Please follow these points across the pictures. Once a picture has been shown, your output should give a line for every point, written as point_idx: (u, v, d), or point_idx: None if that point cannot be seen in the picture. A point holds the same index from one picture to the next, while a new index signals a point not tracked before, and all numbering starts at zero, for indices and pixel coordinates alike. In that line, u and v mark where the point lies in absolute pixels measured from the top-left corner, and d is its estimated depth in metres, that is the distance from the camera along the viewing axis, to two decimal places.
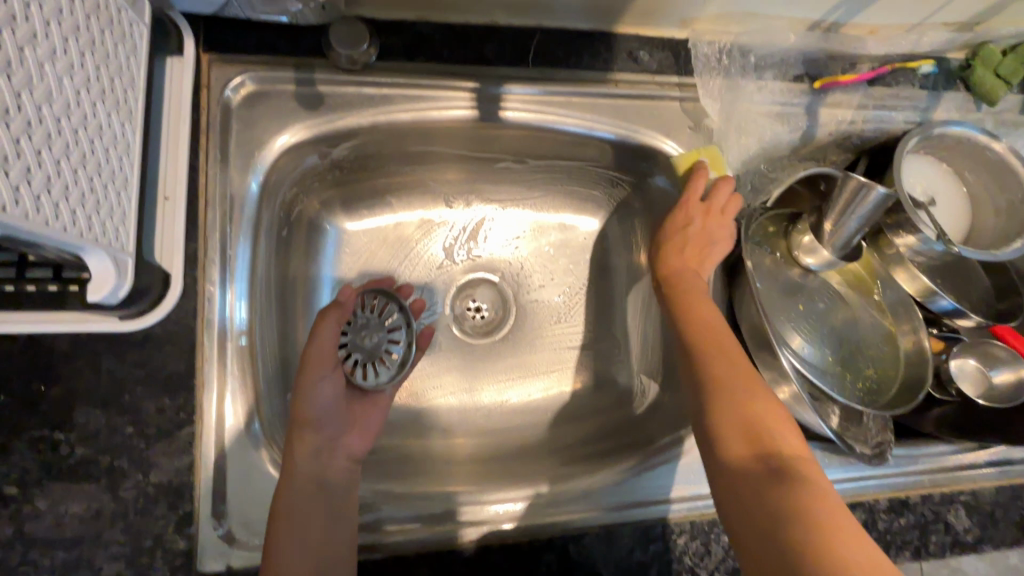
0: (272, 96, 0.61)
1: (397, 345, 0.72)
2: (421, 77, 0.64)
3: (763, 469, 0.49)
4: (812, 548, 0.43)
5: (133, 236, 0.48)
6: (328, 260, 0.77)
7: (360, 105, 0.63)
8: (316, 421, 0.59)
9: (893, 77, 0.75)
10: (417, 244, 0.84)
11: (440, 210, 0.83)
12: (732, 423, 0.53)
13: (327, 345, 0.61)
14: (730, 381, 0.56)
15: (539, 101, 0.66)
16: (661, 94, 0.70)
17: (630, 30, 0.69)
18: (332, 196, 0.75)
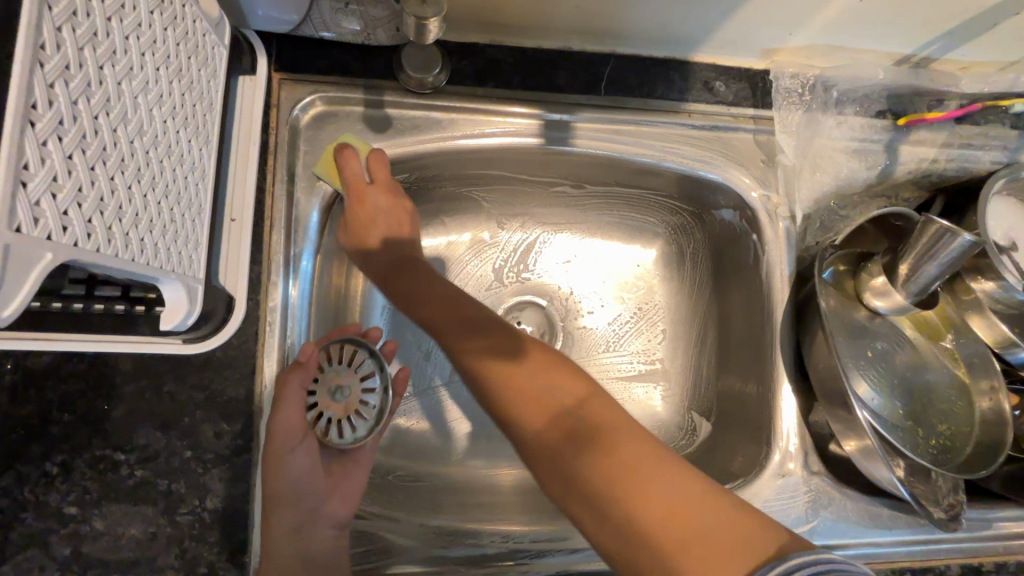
0: (341, 117, 0.60)
1: (373, 393, 0.61)
2: (490, 102, 0.62)
3: (566, 438, 0.49)
4: (623, 492, 0.45)
5: (203, 262, 0.47)
6: None
7: (428, 129, 0.61)
8: (292, 495, 0.55)
9: (983, 115, 0.71)
10: (468, 264, 0.81)
11: (493, 231, 0.81)
12: (512, 395, 0.52)
13: (292, 415, 0.53)
14: (519, 359, 0.54)
15: (607, 131, 0.64)
16: (735, 126, 0.67)
17: (706, 59, 0.66)
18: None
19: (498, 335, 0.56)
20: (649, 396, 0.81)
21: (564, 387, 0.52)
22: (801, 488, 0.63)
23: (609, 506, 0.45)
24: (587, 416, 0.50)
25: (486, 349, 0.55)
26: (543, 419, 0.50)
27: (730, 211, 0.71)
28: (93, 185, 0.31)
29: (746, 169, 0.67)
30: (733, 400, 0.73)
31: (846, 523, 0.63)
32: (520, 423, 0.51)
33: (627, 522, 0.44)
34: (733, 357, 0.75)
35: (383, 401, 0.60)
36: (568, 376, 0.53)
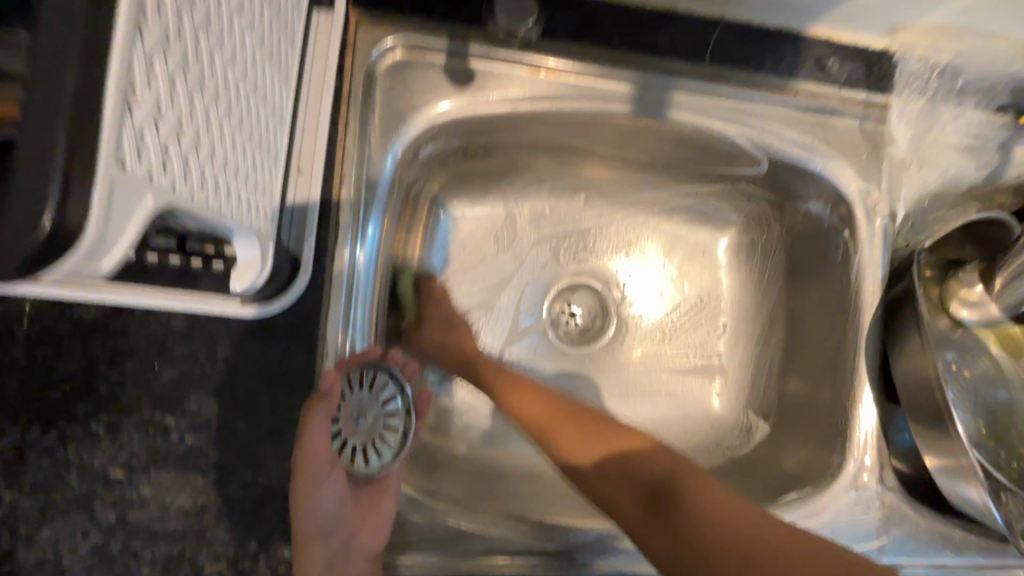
0: (420, 68, 0.54)
1: (396, 416, 0.58)
2: (580, 62, 0.56)
3: (645, 502, 0.51)
4: (722, 524, 0.47)
5: (276, 217, 0.43)
6: (433, 249, 0.72)
7: (512, 88, 0.56)
8: (318, 534, 0.51)
9: None
10: (523, 239, 0.77)
11: (553, 206, 0.76)
12: (573, 448, 0.56)
13: (319, 449, 0.48)
14: (526, 397, 0.62)
15: (706, 104, 0.58)
16: (843, 110, 0.61)
17: (820, 34, 0.60)
18: (446, 179, 0.69)
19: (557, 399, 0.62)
20: (703, 392, 0.77)
21: (617, 430, 0.57)
22: (873, 502, 0.60)
23: (690, 538, 0.47)
24: (626, 460, 0.54)
25: (562, 428, 0.58)
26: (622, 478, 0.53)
27: (819, 204, 0.66)
28: (191, 118, 0.26)
29: (850, 159, 0.61)
30: (797, 403, 0.70)
31: (917, 542, 0.61)
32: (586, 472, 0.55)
33: (714, 566, 0.45)
34: (803, 359, 0.71)
35: (409, 426, 0.59)
36: (630, 437, 0.56)
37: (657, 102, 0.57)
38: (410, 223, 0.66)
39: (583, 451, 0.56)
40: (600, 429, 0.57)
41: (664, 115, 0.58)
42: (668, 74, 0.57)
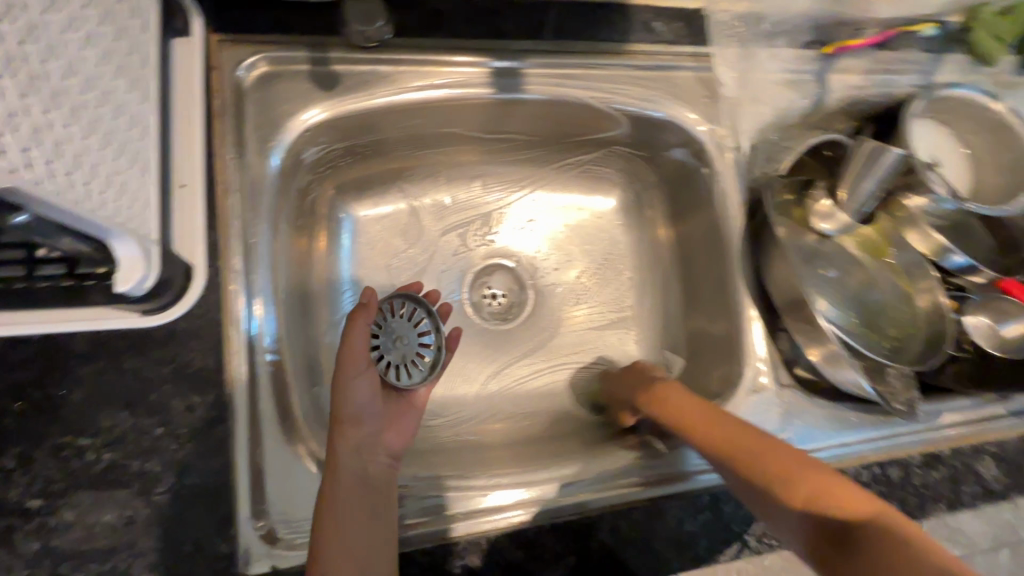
0: (287, 77, 0.58)
1: (428, 347, 0.66)
2: (436, 53, 0.62)
3: (824, 534, 0.47)
4: (895, 559, 0.41)
5: (156, 220, 0.46)
6: (345, 252, 0.75)
7: (377, 84, 0.61)
8: (355, 419, 0.57)
9: (897, 42, 0.77)
10: (431, 230, 0.80)
11: (454, 194, 0.81)
12: (773, 467, 0.53)
13: (359, 346, 0.56)
14: (720, 424, 0.58)
15: (557, 75, 0.65)
16: (677, 64, 0.69)
17: (644, 1, 0.68)
18: (343, 183, 0.73)
19: (748, 431, 0.57)
20: (623, 342, 0.83)
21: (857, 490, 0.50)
22: (774, 401, 0.67)
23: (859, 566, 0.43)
24: (842, 500, 0.48)
25: (793, 466, 0.52)
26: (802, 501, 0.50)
27: (681, 149, 0.74)
28: (26, 114, 0.30)
29: (691, 105, 0.70)
30: (701, 331, 0.76)
31: (816, 428, 0.67)
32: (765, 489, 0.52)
33: None
34: (700, 292, 0.77)
35: (439, 357, 0.66)
36: (847, 492, 0.49)
37: (512, 81, 0.64)
38: (305, 229, 0.69)
39: (791, 476, 0.52)
40: (840, 483, 0.50)
41: (523, 90, 0.65)
42: (517, 55, 0.64)
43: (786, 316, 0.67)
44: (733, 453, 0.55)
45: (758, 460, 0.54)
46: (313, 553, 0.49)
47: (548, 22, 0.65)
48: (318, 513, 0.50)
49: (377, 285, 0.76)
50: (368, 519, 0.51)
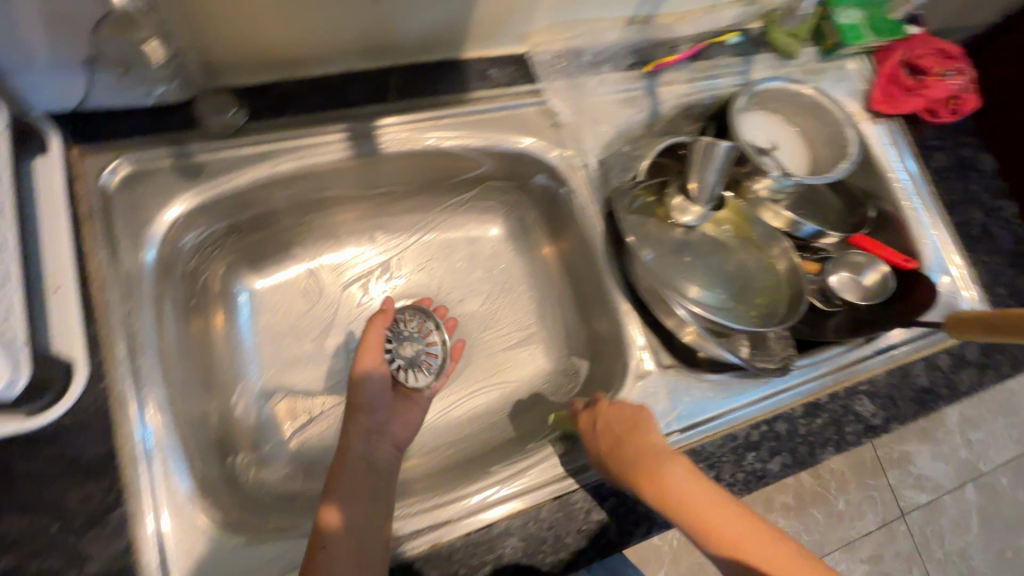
0: (151, 174, 0.63)
1: (435, 355, 0.80)
2: (288, 131, 0.68)
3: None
4: None
5: (21, 325, 0.48)
6: (246, 322, 0.78)
7: (239, 165, 0.66)
8: (365, 408, 0.68)
9: (710, 52, 0.88)
10: (331, 287, 0.85)
11: (347, 250, 0.86)
12: (702, 514, 0.52)
13: (375, 343, 0.70)
14: (649, 457, 0.58)
15: (407, 130, 0.72)
16: (516, 102, 0.78)
17: (475, 54, 0.77)
18: (234, 259, 0.77)
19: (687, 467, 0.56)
20: (530, 358, 0.88)
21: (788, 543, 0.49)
22: (660, 384, 0.73)
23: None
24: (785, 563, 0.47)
25: (719, 521, 0.51)
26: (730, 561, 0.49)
27: (542, 175, 0.82)
28: None
29: (537, 134, 0.78)
30: (594, 333, 0.82)
31: (703, 400, 0.73)
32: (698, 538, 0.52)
33: None
34: (586, 298, 0.83)
35: (442, 366, 0.80)
36: (788, 557, 0.48)
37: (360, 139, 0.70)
38: (197, 314, 0.72)
39: (734, 544, 0.50)
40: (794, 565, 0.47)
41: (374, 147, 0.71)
42: (362, 119, 0.71)
43: (656, 307, 0.74)
44: (683, 514, 0.53)
45: (699, 521, 0.52)
46: (318, 526, 0.56)
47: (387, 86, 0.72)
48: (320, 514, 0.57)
49: (283, 348, 0.80)
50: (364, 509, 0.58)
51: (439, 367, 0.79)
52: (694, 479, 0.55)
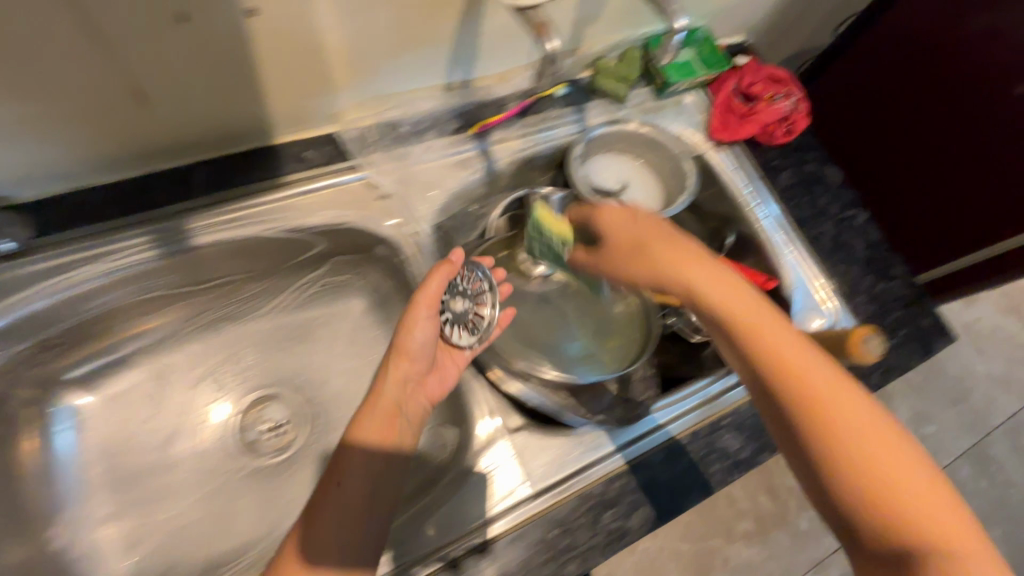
0: (153, 231, 0.58)
1: (486, 310, 0.63)
2: (296, 181, 0.63)
3: (878, 552, 0.36)
4: None
5: None
6: (245, 379, 0.72)
7: (244, 217, 0.61)
8: (411, 357, 0.56)
9: (718, 83, 0.84)
10: (330, 332, 0.77)
11: (352, 296, 0.77)
12: (803, 367, 0.42)
13: (432, 290, 0.56)
14: (750, 312, 0.46)
15: (423, 169, 0.68)
16: (527, 144, 0.75)
17: (488, 83, 0.72)
18: (230, 309, 0.72)
19: (800, 346, 0.43)
20: None
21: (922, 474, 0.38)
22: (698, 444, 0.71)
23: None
24: (928, 534, 0.36)
25: (880, 458, 0.38)
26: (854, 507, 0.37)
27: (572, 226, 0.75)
28: None
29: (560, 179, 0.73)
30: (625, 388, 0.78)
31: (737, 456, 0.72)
32: (822, 470, 0.39)
33: None
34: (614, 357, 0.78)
35: (491, 331, 0.62)
36: (930, 487, 0.38)
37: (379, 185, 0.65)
38: (210, 351, 0.71)
39: (862, 471, 0.38)
40: (961, 514, 0.37)
41: (393, 194, 0.66)
42: (382, 161, 0.66)
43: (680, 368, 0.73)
44: (748, 338, 0.44)
45: (852, 441, 0.39)
46: (306, 513, 0.47)
47: (407, 121, 0.67)
48: (636, 258, 0.52)
49: (289, 402, 0.74)
50: (377, 469, 0.50)
51: (479, 324, 0.62)
52: (817, 363, 0.42)
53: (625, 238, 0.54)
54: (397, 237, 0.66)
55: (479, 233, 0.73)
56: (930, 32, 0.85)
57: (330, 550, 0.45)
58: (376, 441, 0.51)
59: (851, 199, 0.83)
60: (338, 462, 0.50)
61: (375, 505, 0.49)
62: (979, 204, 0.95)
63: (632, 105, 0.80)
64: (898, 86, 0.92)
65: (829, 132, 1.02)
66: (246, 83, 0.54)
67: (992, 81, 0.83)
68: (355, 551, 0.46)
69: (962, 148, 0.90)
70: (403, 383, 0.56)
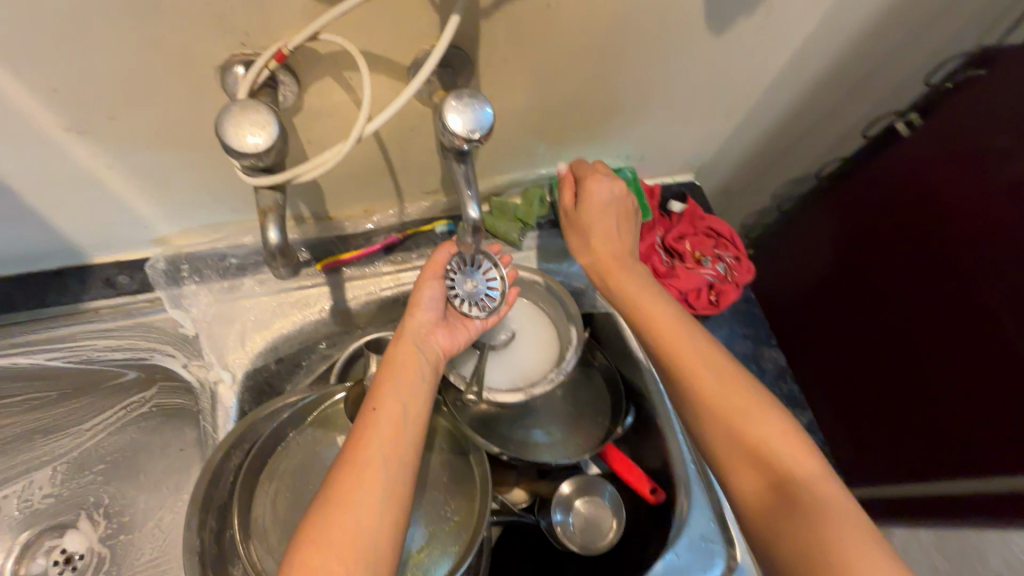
0: None
1: (496, 285, 0.58)
2: (90, 311, 0.57)
3: (774, 487, 0.45)
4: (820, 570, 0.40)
5: None
6: (43, 503, 0.65)
7: (22, 348, 0.55)
8: (429, 313, 0.55)
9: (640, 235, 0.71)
10: (151, 460, 0.68)
11: (181, 424, 0.68)
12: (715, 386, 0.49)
13: (443, 255, 0.56)
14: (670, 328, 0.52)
15: (253, 304, 0.60)
16: (392, 286, 0.64)
17: (348, 213, 0.64)
18: (37, 424, 0.65)
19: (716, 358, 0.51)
20: None
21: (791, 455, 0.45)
22: None
23: (784, 528, 0.43)
24: (813, 499, 0.43)
25: (771, 441, 0.46)
26: (764, 484, 0.45)
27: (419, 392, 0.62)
28: None
29: None
30: None
31: None
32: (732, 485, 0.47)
33: None
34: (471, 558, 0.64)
35: (501, 308, 0.57)
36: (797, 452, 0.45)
37: (186, 322, 0.58)
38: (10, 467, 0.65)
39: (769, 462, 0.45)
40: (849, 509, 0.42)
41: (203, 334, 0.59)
42: (201, 294, 0.59)
43: None
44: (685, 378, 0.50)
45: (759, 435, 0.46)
46: (356, 440, 0.46)
47: (238, 254, 0.60)
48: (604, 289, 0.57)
49: (86, 535, 0.65)
50: (409, 436, 0.47)
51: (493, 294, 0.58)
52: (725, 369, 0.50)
53: (602, 258, 0.58)
54: (199, 382, 0.59)
55: (319, 376, 0.65)
56: (878, 221, 0.79)
57: (371, 505, 0.43)
58: (405, 396, 0.49)
59: (788, 392, 0.67)
60: (365, 424, 0.47)
61: (400, 463, 0.46)
62: (912, 428, 0.76)
63: (529, 248, 0.71)
64: (872, 266, 0.80)
65: (801, 314, 0.94)
66: (15, 215, 0.49)
67: (910, 283, 0.74)
68: (385, 515, 0.43)
69: (883, 358, 0.79)
70: (415, 338, 0.53)
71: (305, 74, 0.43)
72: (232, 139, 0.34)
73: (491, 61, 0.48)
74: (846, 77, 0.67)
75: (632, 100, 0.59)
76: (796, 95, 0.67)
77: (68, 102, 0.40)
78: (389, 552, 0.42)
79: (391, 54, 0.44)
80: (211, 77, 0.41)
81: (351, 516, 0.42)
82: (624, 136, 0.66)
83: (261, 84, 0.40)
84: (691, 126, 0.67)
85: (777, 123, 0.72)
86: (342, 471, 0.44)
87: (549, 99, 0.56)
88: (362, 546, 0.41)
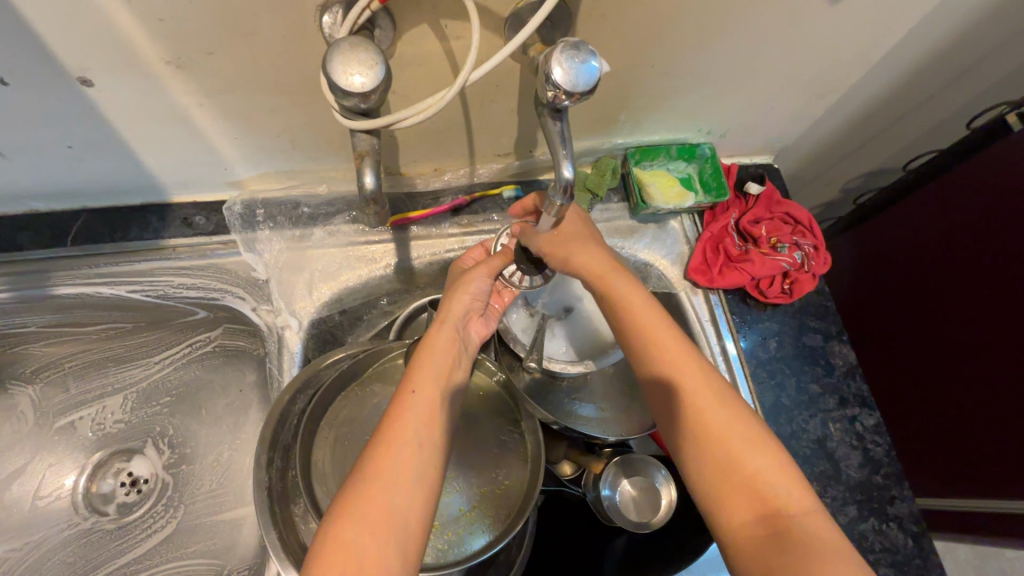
0: (13, 277, 0.56)
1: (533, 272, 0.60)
2: (167, 247, 0.58)
3: (759, 518, 0.41)
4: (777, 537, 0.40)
5: None
6: (113, 427, 0.69)
7: (105, 279, 0.58)
8: (472, 304, 0.55)
9: (711, 216, 0.69)
10: (212, 398, 0.70)
11: (242, 365, 0.70)
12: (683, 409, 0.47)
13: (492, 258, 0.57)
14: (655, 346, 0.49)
15: (322, 253, 0.61)
16: (457, 248, 0.63)
17: (419, 171, 0.63)
18: (114, 352, 0.69)
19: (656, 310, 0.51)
20: None
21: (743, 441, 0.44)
22: None
23: None
24: (807, 535, 0.40)
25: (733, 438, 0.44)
26: (750, 504, 0.42)
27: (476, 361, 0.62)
28: None
29: None
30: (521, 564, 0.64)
31: None
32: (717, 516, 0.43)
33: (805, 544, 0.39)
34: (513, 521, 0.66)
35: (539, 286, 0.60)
36: (774, 463, 0.43)
37: (259, 266, 0.59)
38: (85, 391, 0.69)
39: (745, 463, 0.43)
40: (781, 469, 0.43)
41: (273, 279, 0.60)
42: (274, 241, 0.60)
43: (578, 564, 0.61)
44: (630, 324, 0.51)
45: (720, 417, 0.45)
46: (391, 418, 0.46)
47: (311, 204, 0.61)
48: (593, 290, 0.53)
49: (152, 462, 0.69)
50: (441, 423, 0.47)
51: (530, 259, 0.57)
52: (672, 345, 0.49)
53: (593, 270, 0.53)
54: (267, 326, 0.60)
55: (378, 331, 0.67)
56: (967, 226, 0.73)
57: (408, 481, 0.43)
58: (443, 385, 0.49)
59: (856, 392, 0.64)
60: (398, 409, 0.46)
61: (433, 449, 0.45)
62: (975, 442, 0.74)
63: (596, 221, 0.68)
64: (950, 273, 0.76)
65: (872, 316, 0.90)
66: (109, 147, 0.50)
67: (993, 291, 0.71)
68: (418, 500, 0.43)
69: (954, 367, 0.76)
70: (456, 327, 0.54)
71: (402, 20, 0.41)
72: (339, 77, 0.33)
73: (590, 17, 0.46)
74: (966, 61, 0.61)
75: (725, 70, 0.56)
76: (904, 78, 0.62)
77: (170, 33, 0.40)
78: (420, 532, 0.42)
79: (490, 3, 0.42)
80: (310, 19, 0.40)
81: (385, 498, 0.42)
82: (710, 108, 0.62)
83: (361, 25, 0.38)
84: (782, 103, 0.63)
85: (874, 107, 0.67)
86: (376, 453, 0.43)
87: (640, 63, 0.53)
88: (395, 526, 0.41)
